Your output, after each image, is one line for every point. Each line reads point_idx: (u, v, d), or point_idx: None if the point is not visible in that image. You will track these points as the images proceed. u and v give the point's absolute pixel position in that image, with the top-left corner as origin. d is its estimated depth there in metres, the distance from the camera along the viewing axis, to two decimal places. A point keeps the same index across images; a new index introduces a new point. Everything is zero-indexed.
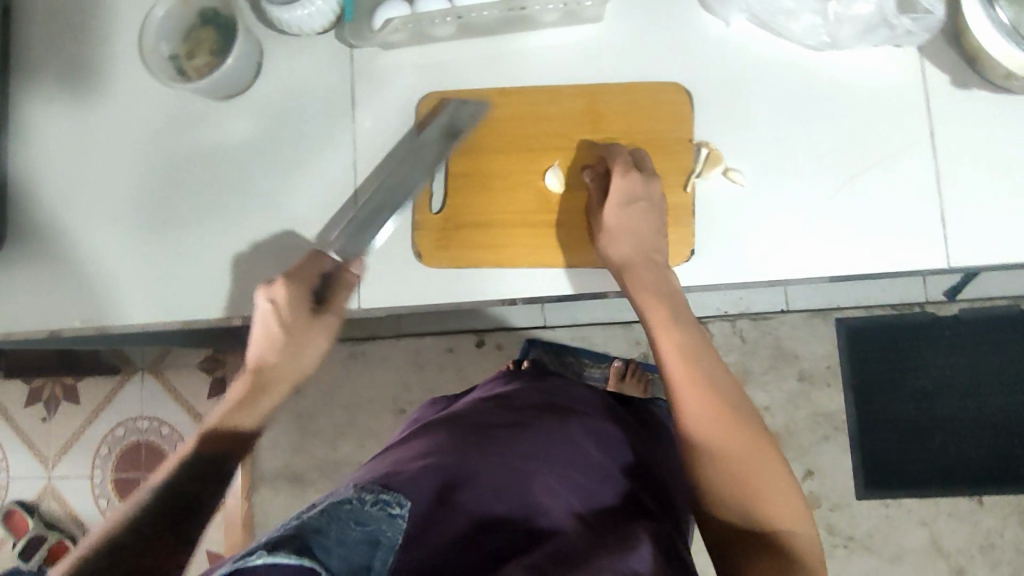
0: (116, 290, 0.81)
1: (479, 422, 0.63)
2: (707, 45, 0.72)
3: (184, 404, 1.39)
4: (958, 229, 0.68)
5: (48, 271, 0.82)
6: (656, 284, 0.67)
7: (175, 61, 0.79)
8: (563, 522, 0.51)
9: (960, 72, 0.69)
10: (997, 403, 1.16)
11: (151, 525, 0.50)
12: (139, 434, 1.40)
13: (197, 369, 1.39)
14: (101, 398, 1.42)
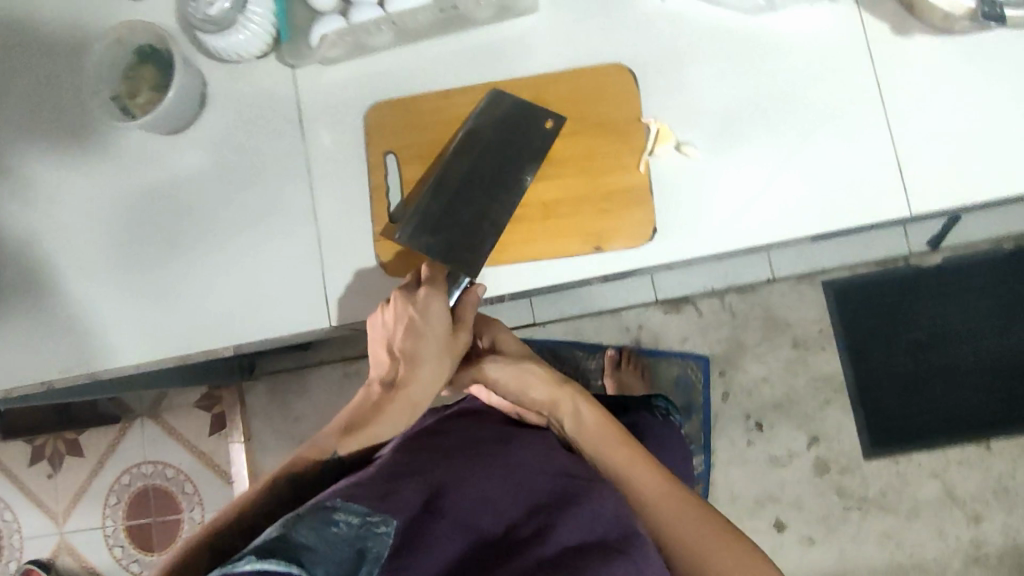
0: (87, 337, 0.79)
1: (461, 437, 0.59)
2: (646, 23, 0.72)
3: (188, 445, 1.38)
4: (919, 175, 0.67)
5: (17, 327, 0.80)
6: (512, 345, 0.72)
7: (117, 102, 0.78)
8: (562, 525, 0.48)
9: (899, 19, 0.69)
10: (991, 346, 1.16)
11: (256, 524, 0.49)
12: (146, 480, 1.39)
13: (195, 408, 1.39)
14: (104, 448, 1.41)
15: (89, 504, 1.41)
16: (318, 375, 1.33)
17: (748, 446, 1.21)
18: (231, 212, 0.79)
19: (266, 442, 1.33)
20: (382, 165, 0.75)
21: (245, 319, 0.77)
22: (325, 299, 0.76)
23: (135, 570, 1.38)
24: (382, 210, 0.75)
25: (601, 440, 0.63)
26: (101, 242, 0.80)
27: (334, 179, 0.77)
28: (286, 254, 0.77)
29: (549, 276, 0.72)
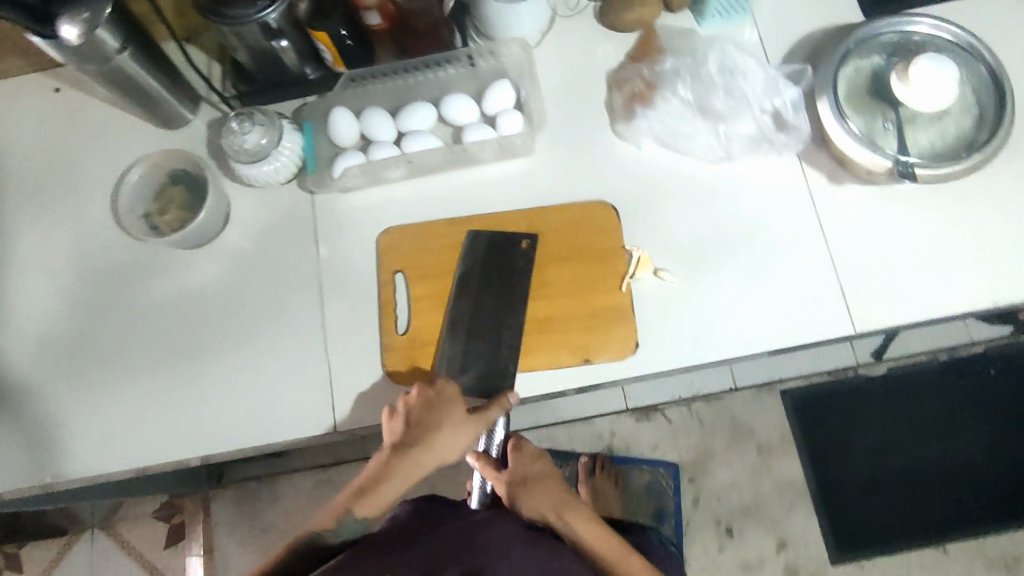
0: (87, 446, 0.82)
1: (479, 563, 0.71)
2: (627, 167, 0.84)
3: (139, 557, 1.38)
4: (860, 302, 0.79)
5: (21, 435, 0.82)
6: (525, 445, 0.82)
7: (147, 219, 0.86)
8: None
9: (834, 171, 0.83)
10: (935, 453, 1.26)
11: None
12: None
13: (154, 518, 1.40)
14: (47, 562, 1.40)
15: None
16: (290, 483, 1.36)
17: (720, 552, 1.25)
18: (246, 323, 0.85)
19: (231, 554, 1.34)
20: (390, 283, 0.84)
21: (255, 424, 0.82)
22: (331, 403, 0.82)
23: None
24: (390, 323, 0.82)
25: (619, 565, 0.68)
26: (121, 349, 0.85)
27: (346, 293, 0.85)
28: (298, 361, 0.83)
29: (543, 384, 0.79)
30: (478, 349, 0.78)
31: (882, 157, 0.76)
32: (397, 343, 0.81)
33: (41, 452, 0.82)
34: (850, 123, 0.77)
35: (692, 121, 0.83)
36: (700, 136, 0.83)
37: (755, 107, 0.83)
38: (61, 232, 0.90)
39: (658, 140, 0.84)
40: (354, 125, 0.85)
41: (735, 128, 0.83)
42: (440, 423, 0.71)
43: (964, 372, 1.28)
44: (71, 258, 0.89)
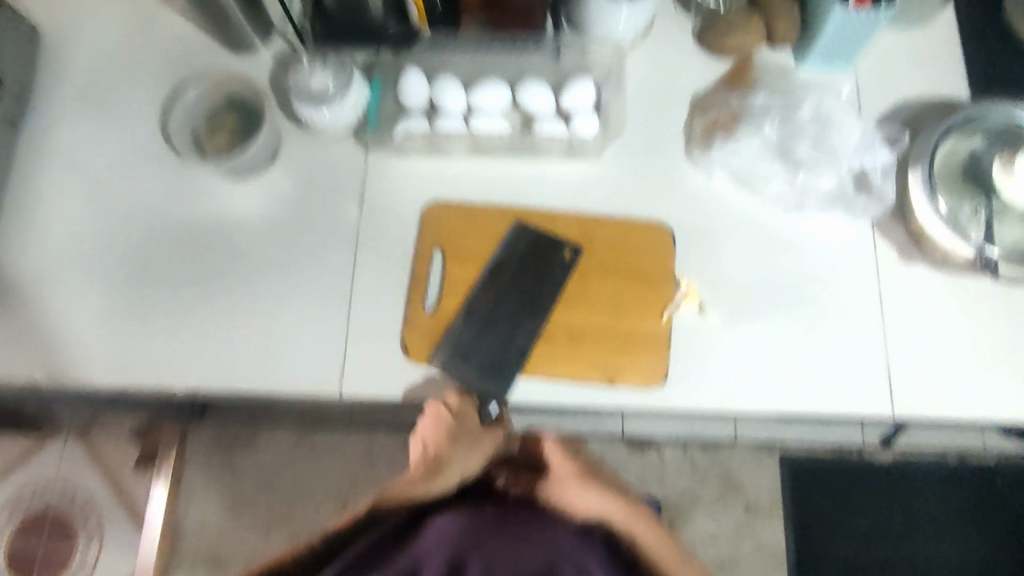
0: (86, 350, 0.80)
1: None
2: (693, 193, 0.81)
3: (106, 477, 1.32)
4: (902, 387, 0.75)
5: (23, 325, 0.80)
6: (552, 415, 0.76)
7: (195, 139, 0.85)
8: None
9: (907, 246, 0.78)
10: (927, 552, 1.22)
11: None
12: (49, 504, 1.30)
13: (128, 441, 1.33)
14: (13, 456, 1.32)
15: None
16: (269, 435, 1.35)
17: None
18: (270, 265, 0.82)
19: (197, 491, 1.33)
20: (426, 258, 0.80)
21: (256, 368, 0.79)
22: (340, 366, 0.78)
23: None
24: (417, 299, 0.79)
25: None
26: (139, 262, 0.83)
27: (378, 257, 0.82)
28: (314, 314, 0.80)
29: (559, 396, 0.76)
30: (496, 347, 0.76)
31: (966, 244, 0.72)
32: (419, 321, 0.78)
33: (40, 346, 0.80)
34: (939, 202, 0.73)
35: (771, 162, 0.79)
36: (776, 180, 0.79)
37: (841, 161, 0.78)
38: (105, 131, 0.88)
39: (731, 174, 0.80)
40: (425, 89, 0.81)
41: (815, 180, 0.78)
42: (466, 433, 0.66)
43: (972, 478, 1.24)
44: (109, 160, 0.87)
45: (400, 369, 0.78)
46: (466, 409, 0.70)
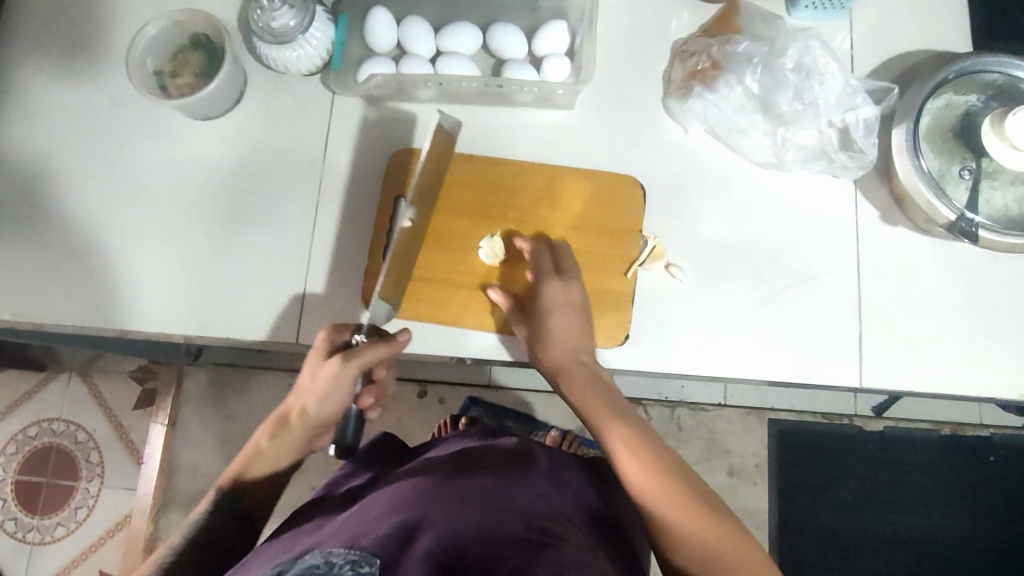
0: (56, 291, 0.80)
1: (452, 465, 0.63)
2: (668, 147, 0.78)
3: (107, 412, 1.33)
4: (873, 355, 0.73)
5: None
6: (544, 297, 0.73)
7: (158, 77, 0.81)
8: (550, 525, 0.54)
9: (889, 208, 0.75)
10: (909, 521, 1.20)
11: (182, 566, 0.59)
12: (53, 437, 1.32)
13: (129, 378, 1.34)
14: (19, 393, 1.33)
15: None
16: (265, 379, 1.31)
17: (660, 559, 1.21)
18: (235, 210, 0.81)
19: (192, 432, 1.30)
20: (389, 206, 0.79)
21: (222, 313, 0.79)
22: (299, 315, 0.79)
23: (10, 527, 1.30)
24: (378, 248, 0.78)
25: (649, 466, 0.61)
26: (102, 204, 0.82)
27: (343, 206, 0.81)
28: (278, 262, 0.80)
29: (515, 350, 0.77)
30: (454, 300, 0.76)
31: (947, 207, 0.68)
32: (381, 270, 0.78)
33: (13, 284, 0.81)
34: (923, 161, 0.69)
35: (751, 115, 0.75)
36: (755, 133, 0.75)
37: (822, 115, 0.74)
38: (67, 63, 0.85)
39: (708, 127, 0.76)
40: (393, 30, 0.78)
41: (795, 135, 0.74)
42: (315, 382, 0.65)
43: (963, 450, 1.22)
44: (72, 95, 0.84)
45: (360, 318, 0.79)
46: (319, 348, 0.66)
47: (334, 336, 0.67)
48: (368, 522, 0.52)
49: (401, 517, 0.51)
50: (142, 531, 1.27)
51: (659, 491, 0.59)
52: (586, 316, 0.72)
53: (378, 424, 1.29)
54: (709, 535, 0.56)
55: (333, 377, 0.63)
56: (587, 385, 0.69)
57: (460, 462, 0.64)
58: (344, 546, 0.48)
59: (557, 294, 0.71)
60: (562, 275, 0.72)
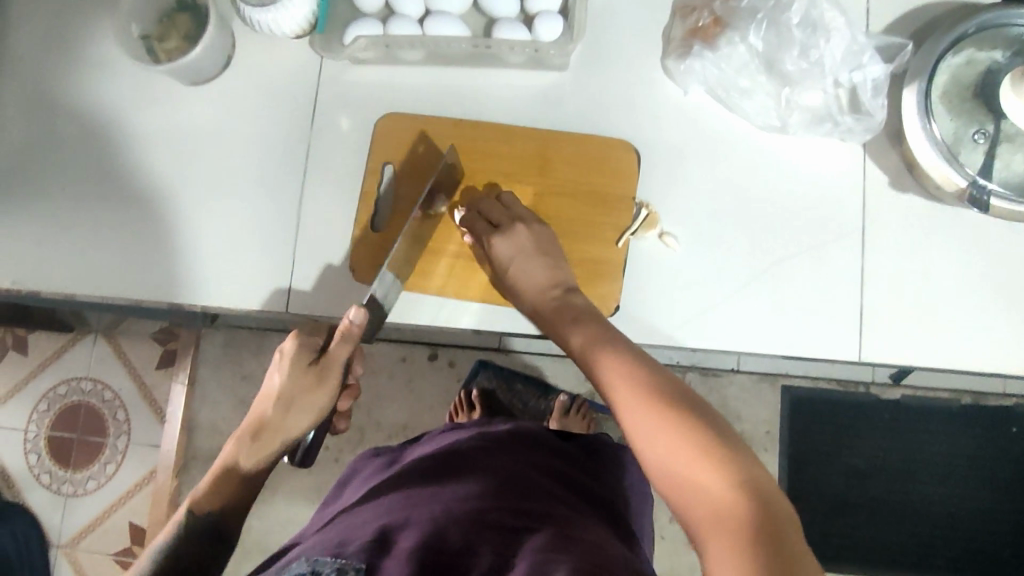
0: (61, 260, 0.82)
1: (430, 463, 0.68)
2: (665, 109, 0.74)
3: (132, 372, 1.35)
4: (876, 328, 0.70)
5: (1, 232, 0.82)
6: (523, 266, 0.70)
7: (146, 41, 0.79)
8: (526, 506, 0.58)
9: (899, 173, 0.71)
10: (923, 490, 1.18)
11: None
12: (82, 396, 1.35)
13: (151, 339, 1.36)
14: (50, 353, 1.37)
15: (21, 403, 1.36)
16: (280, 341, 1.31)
17: (668, 523, 1.20)
18: (226, 178, 0.81)
19: (211, 391, 1.32)
20: (378, 173, 0.78)
21: (218, 281, 0.80)
22: (289, 283, 0.79)
23: (46, 481, 1.34)
24: (366, 216, 0.78)
25: (657, 430, 0.52)
26: (97, 172, 0.82)
27: (332, 172, 0.80)
28: (268, 230, 0.80)
29: (503, 321, 0.76)
30: (442, 271, 0.75)
31: (959, 174, 0.64)
32: (369, 240, 0.78)
33: (19, 252, 0.82)
34: (934, 125, 0.65)
35: (753, 75, 0.71)
36: (757, 95, 0.71)
37: (828, 75, 0.69)
38: (57, 28, 0.84)
39: (707, 88, 0.72)
40: None
41: (800, 96, 0.70)
42: (291, 393, 0.64)
43: (983, 421, 1.18)
44: (64, 62, 0.84)
45: (347, 287, 0.78)
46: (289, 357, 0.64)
47: (303, 344, 0.65)
48: (353, 530, 0.56)
49: (383, 522, 0.55)
50: (166, 486, 1.30)
51: (679, 456, 0.50)
52: (543, 253, 0.71)
53: (388, 386, 1.27)
54: (731, 501, 0.46)
55: (308, 390, 0.64)
56: (606, 355, 0.61)
57: (447, 464, 0.67)
58: (330, 552, 0.52)
59: (505, 251, 0.70)
60: (500, 231, 0.71)
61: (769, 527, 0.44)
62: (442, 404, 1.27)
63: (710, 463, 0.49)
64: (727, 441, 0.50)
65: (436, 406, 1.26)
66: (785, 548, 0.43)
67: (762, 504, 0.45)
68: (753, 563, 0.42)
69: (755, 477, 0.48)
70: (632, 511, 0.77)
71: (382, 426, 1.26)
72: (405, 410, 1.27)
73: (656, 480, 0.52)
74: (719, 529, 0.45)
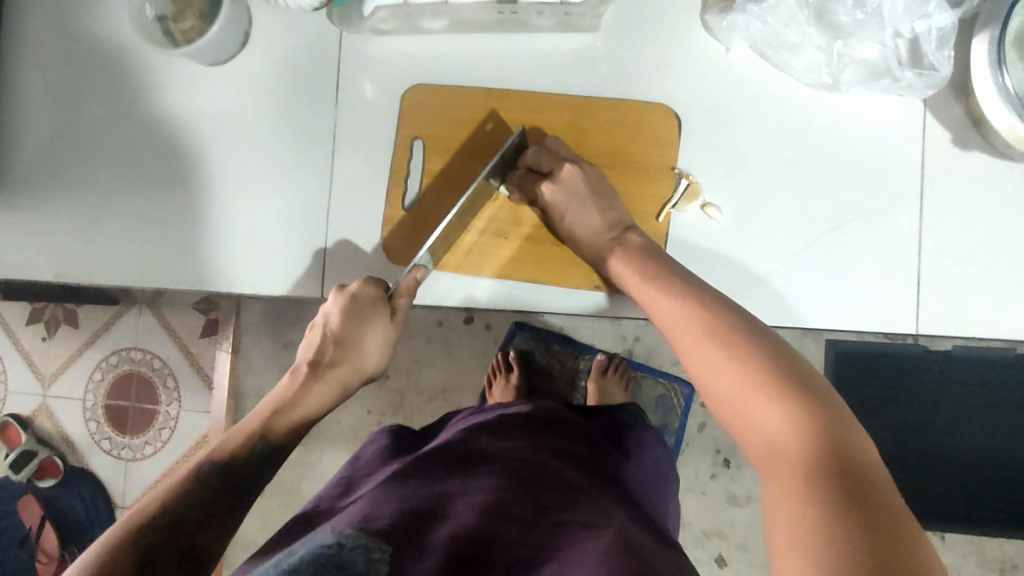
0: (98, 248, 0.82)
1: (457, 442, 0.68)
2: (704, 69, 0.70)
3: (177, 341, 1.38)
4: (932, 297, 0.66)
5: (38, 220, 0.83)
6: (582, 215, 0.70)
7: (162, 23, 0.77)
8: (551, 496, 0.58)
9: (963, 129, 0.66)
10: (971, 443, 1.12)
11: (201, 501, 0.56)
12: (133, 365, 1.40)
13: (193, 309, 1.38)
14: (99, 325, 1.41)
15: (78, 373, 1.41)
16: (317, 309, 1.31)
17: (709, 480, 1.20)
18: (253, 161, 0.79)
19: (254, 359, 1.34)
20: (407, 149, 0.76)
21: (251, 266, 0.79)
22: (322, 268, 0.78)
23: (106, 446, 1.40)
24: (396, 195, 0.77)
25: (711, 367, 0.51)
26: (123, 160, 0.82)
27: (360, 151, 0.78)
28: (298, 212, 0.79)
29: (540, 298, 0.75)
30: (478, 249, 0.75)
31: None
32: (401, 219, 0.77)
33: (57, 242, 0.83)
34: (1006, 76, 0.61)
35: (802, 28, 0.65)
36: (807, 49, 0.65)
37: (888, 26, 0.63)
38: (74, 12, 0.82)
39: (752, 44, 0.67)
40: None
41: (854, 49, 0.64)
42: (366, 333, 0.70)
43: None
44: (83, 48, 0.82)
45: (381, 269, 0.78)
46: (369, 302, 0.71)
47: (377, 289, 0.71)
48: (378, 504, 0.56)
49: (408, 505, 0.56)
50: None
51: (739, 393, 0.49)
52: (596, 194, 0.70)
53: (425, 351, 1.27)
54: (798, 434, 0.44)
55: (383, 338, 0.72)
56: (667, 290, 0.59)
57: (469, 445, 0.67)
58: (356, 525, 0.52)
59: (557, 199, 0.70)
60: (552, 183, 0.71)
61: (842, 462, 0.42)
62: (480, 367, 1.26)
63: (776, 396, 0.46)
64: (799, 377, 0.48)
65: (473, 369, 1.27)
66: (865, 484, 0.40)
67: (831, 437, 0.43)
68: (812, 501, 0.39)
69: (829, 414, 0.45)
70: (653, 493, 0.77)
71: (422, 389, 1.27)
72: (444, 373, 1.27)
73: (717, 410, 0.51)
74: (780, 465, 0.43)
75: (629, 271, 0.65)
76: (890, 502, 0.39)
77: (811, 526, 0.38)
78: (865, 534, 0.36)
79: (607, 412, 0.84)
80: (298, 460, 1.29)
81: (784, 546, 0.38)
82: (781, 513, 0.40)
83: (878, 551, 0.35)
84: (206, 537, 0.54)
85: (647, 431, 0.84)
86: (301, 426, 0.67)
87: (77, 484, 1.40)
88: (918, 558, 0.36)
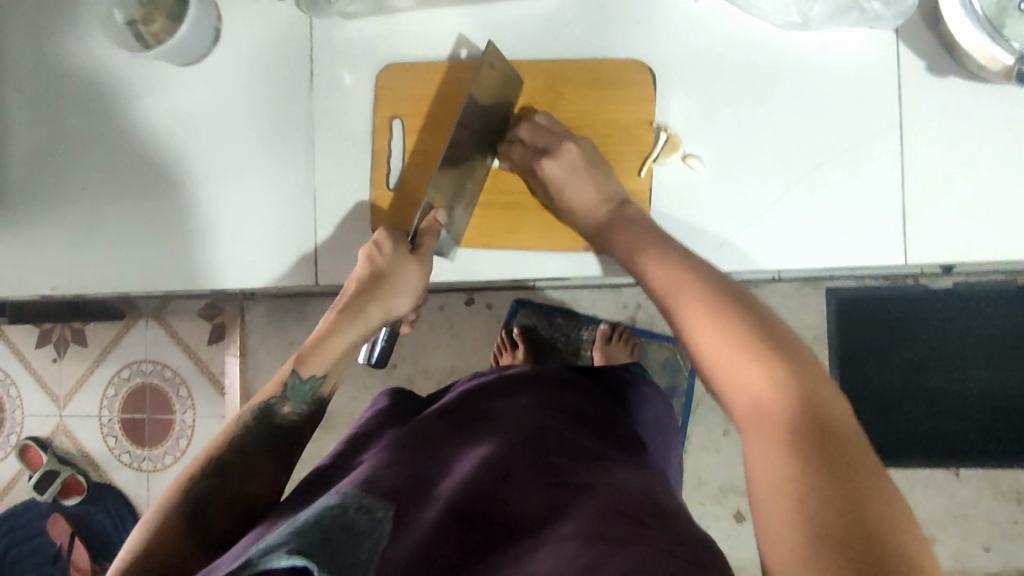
0: (92, 257, 0.83)
1: (459, 404, 0.68)
2: (675, 22, 0.70)
3: (186, 350, 1.39)
4: (918, 227, 0.67)
5: (33, 237, 0.84)
6: (580, 190, 0.70)
7: (132, 27, 0.78)
8: (549, 452, 0.59)
9: (937, 57, 0.66)
10: (978, 376, 1.12)
11: (254, 447, 0.60)
12: (145, 377, 1.41)
13: (198, 317, 1.39)
14: (108, 341, 1.43)
15: (92, 390, 1.43)
16: (319, 305, 1.32)
17: (722, 436, 1.21)
18: (238, 155, 0.80)
19: (263, 360, 1.35)
20: (385, 128, 0.77)
21: (246, 261, 0.80)
22: (314, 255, 0.79)
23: (127, 460, 1.42)
24: (380, 176, 0.77)
25: (691, 325, 0.53)
26: (110, 170, 0.82)
27: (341, 137, 0.78)
28: (286, 202, 0.79)
29: (532, 263, 0.76)
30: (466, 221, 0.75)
31: (1005, 50, 0.60)
32: (386, 198, 0.77)
33: (52, 257, 0.84)
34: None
35: None
36: None
37: None
38: (46, 26, 0.83)
39: None
40: None
41: None
42: (391, 271, 0.71)
43: None
44: (57, 62, 0.83)
45: None
46: (392, 246, 0.71)
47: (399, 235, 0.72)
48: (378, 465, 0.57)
49: (408, 466, 0.56)
50: None
51: (719, 348, 0.50)
52: (591, 169, 0.70)
53: (431, 335, 1.28)
54: (778, 391, 0.46)
55: (411, 274, 0.71)
56: (654, 254, 0.62)
57: (472, 407, 0.67)
58: (359, 486, 0.52)
59: (555, 173, 0.70)
60: (548, 155, 0.71)
61: (818, 420, 0.44)
62: (486, 346, 1.27)
63: (757, 354, 0.48)
64: (778, 336, 0.50)
65: (479, 349, 1.27)
66: (835, 442, 0.42)
67: (808, 398, 0.45)
68: (791, 459, 0.42)
69: (811, 377, 0.47)
70: (655, 446, 0.78)
71: (430, 373, 1.28)
72: (451, 356, 1.28)
73: (698, 366, 0.52)
74: (762, 423, 0.45)
75: (625, 238, 0.66)
76: (863, 464, 0.41)
77: (788, 488, 0.41)
78: (834, 495, 0.39)
79: (606, 369, 0.85)
80: (315, 454, 1.30)
81: (766, 507, 0.41)
82: (760, 474, 0.43)
83: (847, 511, 0.38)
84: (257, 483, 0.58)
85: (647, 386, 0.85)
86: (336, 361, 0.69)
87: (102, 499, 1.42)
88: (884, 512, 0.38)
